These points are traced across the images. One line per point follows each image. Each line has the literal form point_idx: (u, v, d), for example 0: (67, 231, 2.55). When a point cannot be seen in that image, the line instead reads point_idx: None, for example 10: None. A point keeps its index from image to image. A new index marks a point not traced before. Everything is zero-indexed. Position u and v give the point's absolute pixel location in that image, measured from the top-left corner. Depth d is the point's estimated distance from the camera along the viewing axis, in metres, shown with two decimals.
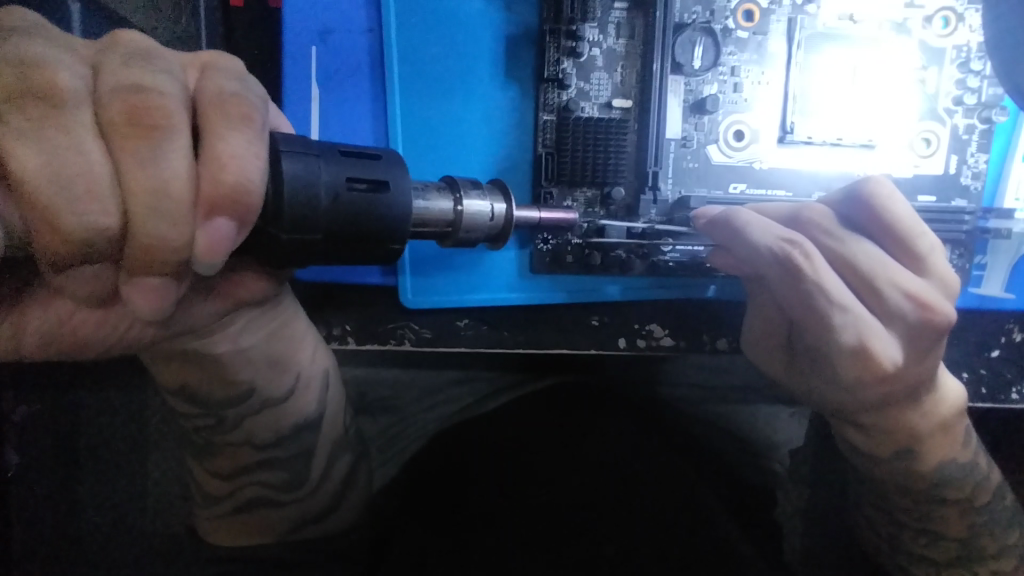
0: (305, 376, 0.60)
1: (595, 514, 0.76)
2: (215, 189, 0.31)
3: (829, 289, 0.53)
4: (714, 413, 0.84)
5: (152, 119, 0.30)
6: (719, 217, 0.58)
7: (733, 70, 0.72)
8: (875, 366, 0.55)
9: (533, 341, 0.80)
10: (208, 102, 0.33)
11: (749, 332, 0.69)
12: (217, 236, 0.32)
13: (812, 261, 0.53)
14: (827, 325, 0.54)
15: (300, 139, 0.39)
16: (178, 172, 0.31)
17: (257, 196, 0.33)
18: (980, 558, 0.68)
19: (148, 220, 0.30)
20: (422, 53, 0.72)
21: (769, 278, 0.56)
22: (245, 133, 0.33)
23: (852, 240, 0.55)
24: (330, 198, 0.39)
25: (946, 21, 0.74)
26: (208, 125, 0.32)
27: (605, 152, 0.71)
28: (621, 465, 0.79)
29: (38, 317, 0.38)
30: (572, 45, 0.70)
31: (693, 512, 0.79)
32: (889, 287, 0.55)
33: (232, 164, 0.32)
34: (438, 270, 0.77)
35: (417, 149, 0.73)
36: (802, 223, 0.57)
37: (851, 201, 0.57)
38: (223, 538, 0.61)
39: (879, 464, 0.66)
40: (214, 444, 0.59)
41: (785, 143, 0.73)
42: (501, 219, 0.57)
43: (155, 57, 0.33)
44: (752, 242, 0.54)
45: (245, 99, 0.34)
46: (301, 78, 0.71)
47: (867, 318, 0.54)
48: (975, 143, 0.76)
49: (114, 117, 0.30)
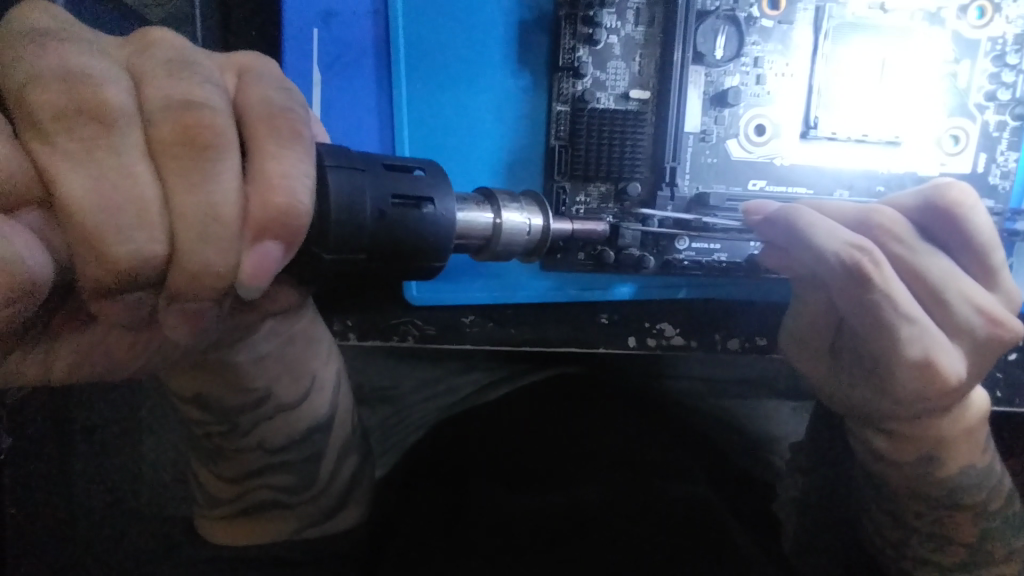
0: (319, 379, 0.58)
1: (617, 519, 0.68)
2: (265, 212, 0.28)
3: (898, 299, 0.52)
4: (714, 408, 0.81)
5: (205, 138, 0.27)
6: (777, 214, 0.56)
7: (755, 61, 0.69)
8: (940, 378, 0.54)
9: (542, 338, 0.76)
10: (255, 116, 0.30)
11: (793, 328, 0.67)
12: (266, 260, 0.29)
13: (879, 268, 0.51)
14: (893, 337, 0.53)
15: (344, 150, 0.36)
16: (229, 195, 0.28)
17: (305, 218, 0.29)
18: (986, 563, 0.63)
19: (197, 246, 0.27)
20: (447, 41, 0.68)
21: (829, 285, 0.55)
22: (296, 151, 0.30)
23: (925, 252, 0.54)
24: (375, 216, 0.36)
25: (981, 12, 0.71)
26: (256, 140, 0.29)
27: (620, 146, 0.68)
28: (633, 462, 0.72)
29: (64, 348, 0.34)
30: (589, 32, 0.67)
31: (702, 512, 0.70)
32: (958, 299, 0.54)
33: (281, 184, 0.28)
34: (457, 275, 0.74)
35: (428, 141, 0.69)
36: (871, 229, 0.54)
37: (926, 208, 0.55)
38: (224, 537, 0.56)
39: (900, 471, 0.63)
40: (225, 450, 0.56)
41: (808, 139, 0.70)
42: (538, 234, 0.53)
43: (197, 65, 0.29)
44: (817, 246, 0.52)
45: (293, 113, 0.31)
46: (303, 62, 0.67)
47: (935, 333, 0.53)
48: (1005, 141, 0.73)
49: (163, 137, 0.27)
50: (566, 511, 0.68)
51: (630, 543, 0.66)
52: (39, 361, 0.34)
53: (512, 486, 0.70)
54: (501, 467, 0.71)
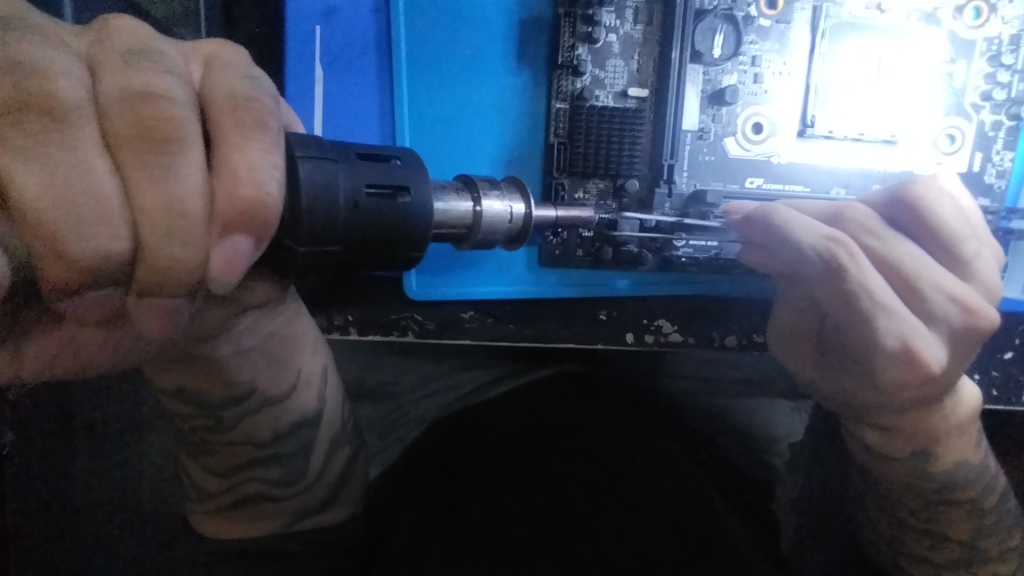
0: (305, 374, 0.58)
1: (608, 517, 0.65)
2: (232, 205, 0.29)
3: (874, 290, 0.52)
4: (715, 406, 0.83)
5: (163, 131, 0.28)
6: (755, 213, 0.57)
7: (754, 59, 0.70)
8: (924, 369, 0.54)
9: (541, 335, 0.77)
10: (219, 107, 0.31)
11: (776, 330, 0.67)
12: (235, 254, 0.30)
13: (855, 260, 0.52)
14: (872, 328, 0.54)
15: (314, 139, 0.37)
16: (191, 189, 0.28)
17: (274, 211, 0.30)
18: (982, 561, 0.64)
19: (163, 242, 0.28)
20: (429, 35, 0.69)
21: (807, 280, 0.55)
22: (261, 142, 0.31)
23: (895, 240, 0.54)
24: (348, 206, 0.37)
25: (977, 12, 0.72)
26: (220, 131, 0.30)
27: (619, 142, 0.69)
28: (624, 459, 0.69)
29: (34, 349, 0.35)
30: (588, 30, 0.68)
31: (694, 495, 0.69)
32: (933, 289, 0.54)
33: (248, 177, 0.29)
34: (454, 270, 0.74)
35: (416, 137, 0.70)
36: (845, 222, 0.56)
37: (893, 203, 0.57)
38: (209, 527, 0.58)
39: (891, 465, 0.63)
40: (210, 443, 0.57)
41: (805, 137, 0.71)
42: (520, 222, 0.55)
43: (159, 55, 0.30)
44: (794, 241, 0.53)
45: (258, 103, 0.32)
46: (302, 60, 0.68)
47: (912, 321, 0.54)
48: (1000, 140, 0.74)
49: (121, 130, 0.27)
50: (557, 510, 0.65)
51: (622, 540, 0.64)
52: (9, 355, 0.35)
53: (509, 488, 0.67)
54: (491, 458, 0.69)
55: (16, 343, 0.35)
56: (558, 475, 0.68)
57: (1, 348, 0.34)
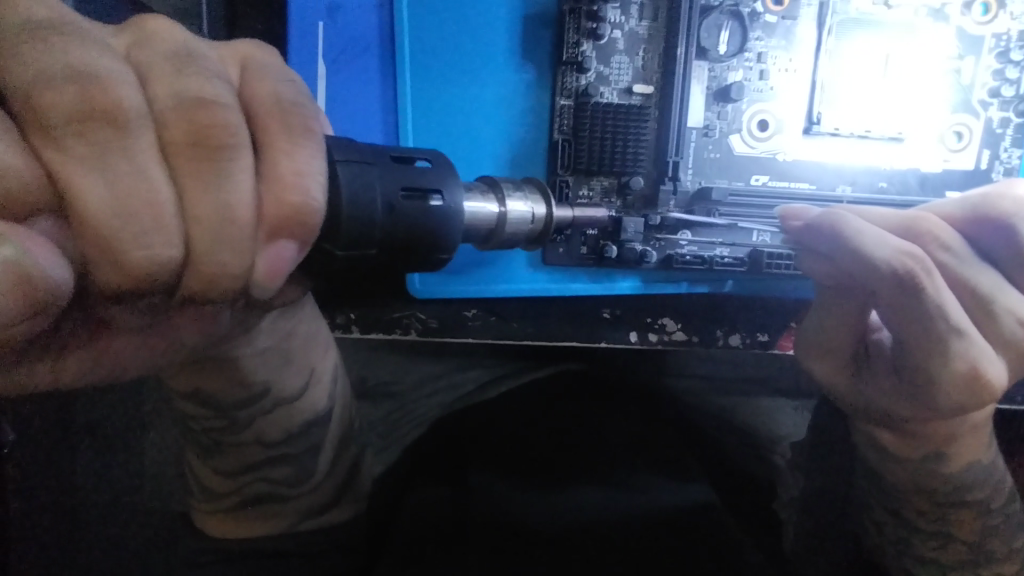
0: (318, 372, 0.59)
1: (644, 533, 0.63)
2: (280, 210, 0.29)
3: (949, 313, 0.50)
4: (721, 406, 0.79)
5: (218, 137, 0.27)
6: (818, 220, 0.51)
7: (759, 56, 0.69)
8: (988, 390, 0.52)
9: (547, 334, 0.79)
10: (264, 110, 0.30)
11: (806, 340, 0.63)
12: (281, 260, 0.30)
13: (931, 278, 0.49)
14: (944, 350, 0.51)
15: (351, 143, 0.36)
16: (243, 196, 0.27)
17: (319, 216, 0.30)
18: (991, 562, 0.63)
19: (212, 249, 0.27)
20: (439, 35, 0.68)
21: (874, 296, 0.52)
22: (310, 148, 0.30)
23: (968, 258, 0.52)
24: (385, 209, 0.37)
25: (985, 8, 0.71)
26: (267, 136, 0.29)
27: (624, 138, 0.69)
28: (641, 479, 0.68)
29: (71, 359, 0.35)
30: (592, 26, 0.67)
31: (711, 520, 0.66)
32: (1006, 311, 0.52)
33: (297, 183, 0.29)
34: (464, 271, 0.74)
35: (422, 135, 0.69)
36: (917, 236, 0.52)
37: (973, 218, 0.53)
38: (214, 527, 0.57)
39: (909, 466, 0.64)
40: (223, 444, 0.57)
41: (810, 134, 0.70)
42: (542, 222, 0.55)
43: (201, 57, 0.29)
44: (867, 255, 0.49)
45: (304, 108, 0.31)
46: (309, 57, 0.67)
47: (982, 344, 0.52)
48: (1008, 138, 0.73)
49: (177, 138, 0.26)
50: (591, 525, 0.63)
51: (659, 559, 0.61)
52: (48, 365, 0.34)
53: (537, 502, 0.65)
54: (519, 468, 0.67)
55: (56, 356, 0.34)
56: (581, 496, 0.66)
57: (41, 360, 0.33)
